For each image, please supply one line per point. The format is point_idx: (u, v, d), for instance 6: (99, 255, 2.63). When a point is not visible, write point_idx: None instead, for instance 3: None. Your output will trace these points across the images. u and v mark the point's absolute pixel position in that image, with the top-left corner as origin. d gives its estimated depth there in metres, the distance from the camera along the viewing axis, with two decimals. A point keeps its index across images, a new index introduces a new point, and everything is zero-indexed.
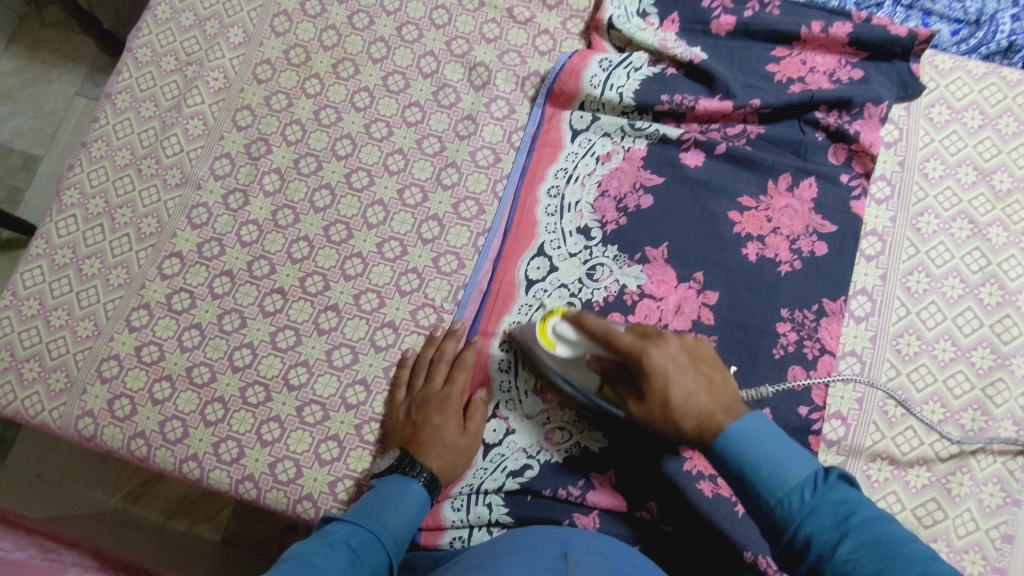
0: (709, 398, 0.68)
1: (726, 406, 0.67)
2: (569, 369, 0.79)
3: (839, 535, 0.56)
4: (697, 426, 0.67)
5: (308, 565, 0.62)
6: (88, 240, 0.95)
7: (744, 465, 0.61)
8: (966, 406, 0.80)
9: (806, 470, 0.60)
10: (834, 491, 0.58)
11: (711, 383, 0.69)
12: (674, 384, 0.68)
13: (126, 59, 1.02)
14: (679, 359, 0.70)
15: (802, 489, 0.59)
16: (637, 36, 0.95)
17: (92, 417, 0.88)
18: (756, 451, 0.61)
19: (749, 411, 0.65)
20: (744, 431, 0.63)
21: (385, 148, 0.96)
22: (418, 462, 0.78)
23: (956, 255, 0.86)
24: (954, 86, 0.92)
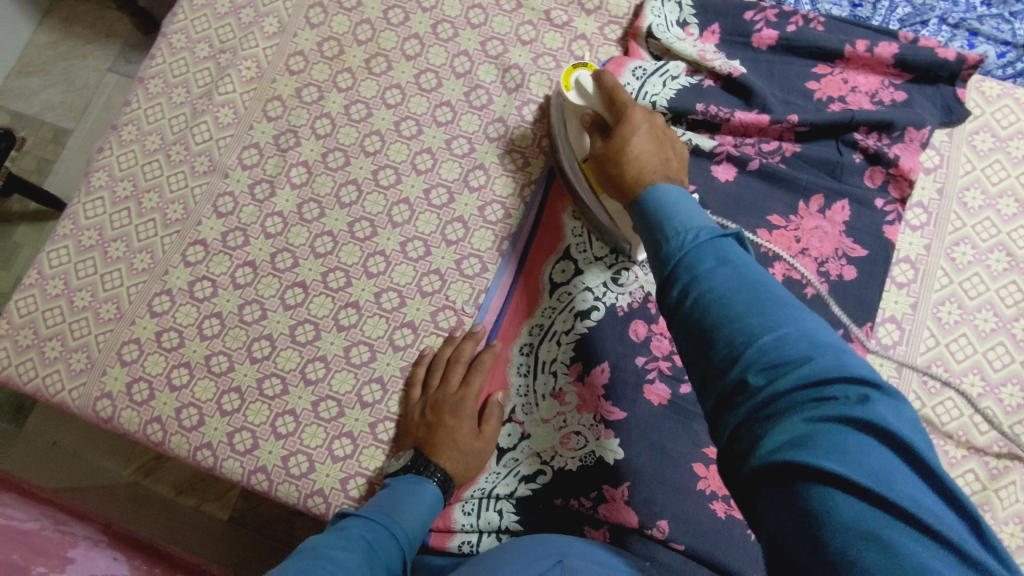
0: (648, 146, 0.74)
1: (664, 172, 0.71)
2: (572, 114, 0.87)
3: (715, 279, 0.53)
4: (630, 176, 0.71)
5: (326, 562, 0.65)
6: (115, 223, 0.95)
7: (666, 221, 0.59)
8: (991, 444, 0.79)
9: (711, 226, 0.58)
10: (725, 253, 0.55)
11: (661, 146, 0.75)
12: (627, 136, 0.74)
13: (160, 44, 1.02)
14: (644, 140, 0.74)
15: (701, 238, 0.57)
16: (676, 45, 0.93)
17: (110, 399, 0.89)
18: (681, 210, 0.60)
19: (685, 188, 0.64)
20: (668, 196, 0.62)
21: (414, 146, 0.96)
22: (433, 463, 0.79)
23: (991, 287, 0.83)
24: (1000, 114, 0.89)
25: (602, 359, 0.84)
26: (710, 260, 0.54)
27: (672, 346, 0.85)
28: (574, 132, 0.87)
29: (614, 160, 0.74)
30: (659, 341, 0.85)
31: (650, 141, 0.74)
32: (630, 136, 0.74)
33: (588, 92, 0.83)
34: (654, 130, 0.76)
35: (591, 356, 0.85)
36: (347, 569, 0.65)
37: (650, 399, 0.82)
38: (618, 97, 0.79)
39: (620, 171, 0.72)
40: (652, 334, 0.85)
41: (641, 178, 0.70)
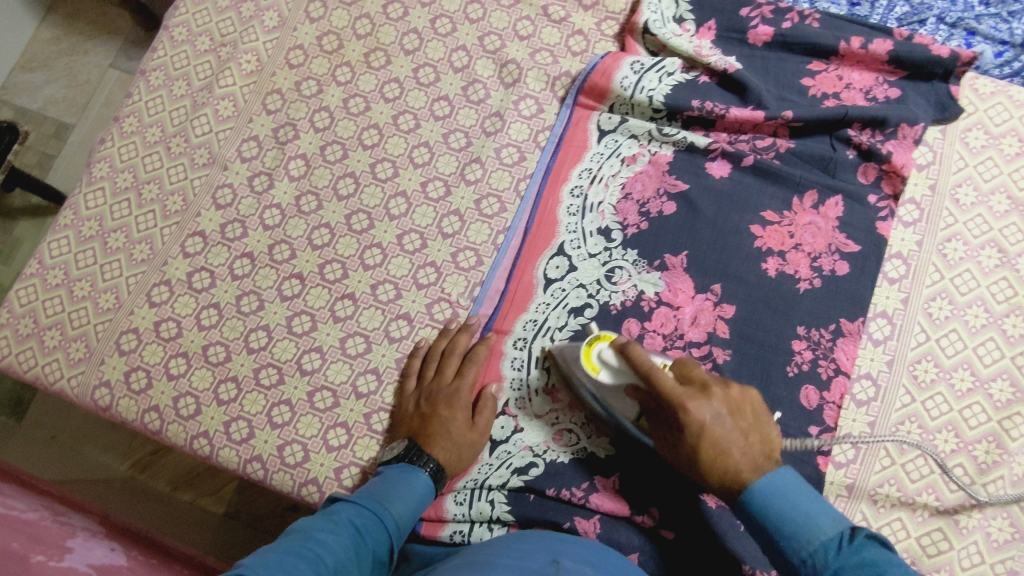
0: (743, 458, 0.67)
1: (755, 464, 0.67)
2: (581, 364, 0.80)
3: (835, 561, 0.60)
4: (708, 468, 0.68)
5: (312, 544, 0.65)
6: (115, 214, 0.96)
7: (768, 523, 0.63)
8: (980, 438, 0.79)
9: (831, 529, 0.62)
10: (855, 552, 0.59)
11: (750, 439, 0.68)
12: (705, 425, 0.68)
13: (162, 38, 1.03)
14: (725, 420, 0.69)
15: (826, 546, 0.61)
16: (672, 41, 0.94)
17: (108, 388, 0.90)
18: (789, 512, 0.63)
19: (778, 467, 0.67)
20: (768, 486, 0.64)
21: (412, 140, 0.96)
22: (425, 453, 0.79)
23: (982, 283, 0.84)
24: (994, 111, 0.90)
25: None
26: (834, 565, 0.60)
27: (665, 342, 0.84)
28: (593, 377, 0.79)
29: (692, 458, 0.69)
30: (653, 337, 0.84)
31: (756, 449, 0.68)
32: (706, 420, 0.68)
33: (614, 366, 0.74)
34: (738, 428, 0.69)
35: None
36: (332, 552, 0.66)
37: None
38: (664, 384, 0.69)
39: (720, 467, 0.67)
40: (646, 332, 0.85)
41: (741, 477, 0.66)
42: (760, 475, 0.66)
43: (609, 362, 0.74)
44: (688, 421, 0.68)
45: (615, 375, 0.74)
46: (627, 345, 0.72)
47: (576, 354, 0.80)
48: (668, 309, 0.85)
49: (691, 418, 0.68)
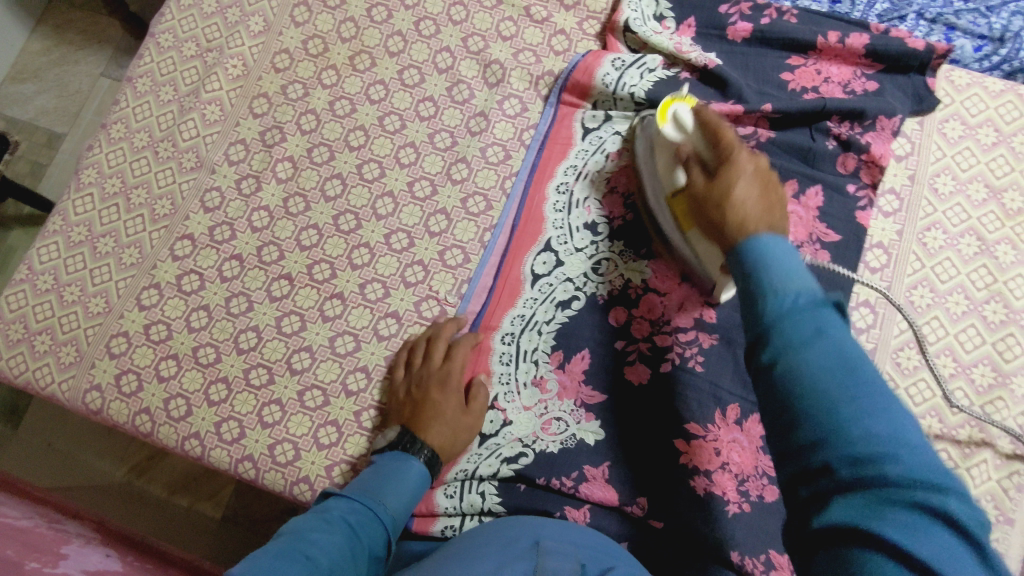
0: (757, 202, 0.60)
1: (770, 222, 0.58)
2: (664, 151, 0.80)
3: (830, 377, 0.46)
4: (715, 218, 0.62)
5: (305, 544, 0.64)
6: (104, 219, 0.97)
7: (769, 325, 0.50)
8: (963, 423, 0.80)
9: (812, 288, 0.50)
10: (821, 316, 0.48)
11: (774, 208, 0.60)
12: (732, 184, 0.62)
13: (148, 44, 1.04)
14: (751, 189, 0.61)
15: (815, 332, 0.47)
16: (652, 39, 0.95)
17: (99, 391, 0.90)
18: (781, 271, 0.52)
19: (783, 234, 0.57)
20: (762, 242, 0.55)
21: (398, 140, 0.97)
22: (419, 439, 0.79)
23: (962, 271, 0.85)
24: (970, 102, 0.91)
25: (582, 347, 0.86)
26: (797, 309, 0.49)
27: (652, 328, 0.85)
28: (666, 168, 0.80)
29: (713, 202, 0.63)
30: (640, 323, 0.86)
31: (756, 185, 0.62)
32: (742, 171, 0.63)
33: (684, 126, 0.76)
34: (765, 193, 0.62)
35: (572, 345, 0.86)
36: (327, 552, 0.64)
37: (631, 378, 0.84)
38: (723, 136, 0.68)
39: (721, 220, 0.61)
40: (633, 318, 0.86)
41: (744, 223, 0.58)
42: (771, 228, 0.57)
43: (682, 121, 0.76)
44: (723, 178, 0.64)
45: (687, 133, 0.75)
46: (700, 109, 0.73)
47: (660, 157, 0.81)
48: (654, 294, 0.86)
49: (733, 168, 0.64)
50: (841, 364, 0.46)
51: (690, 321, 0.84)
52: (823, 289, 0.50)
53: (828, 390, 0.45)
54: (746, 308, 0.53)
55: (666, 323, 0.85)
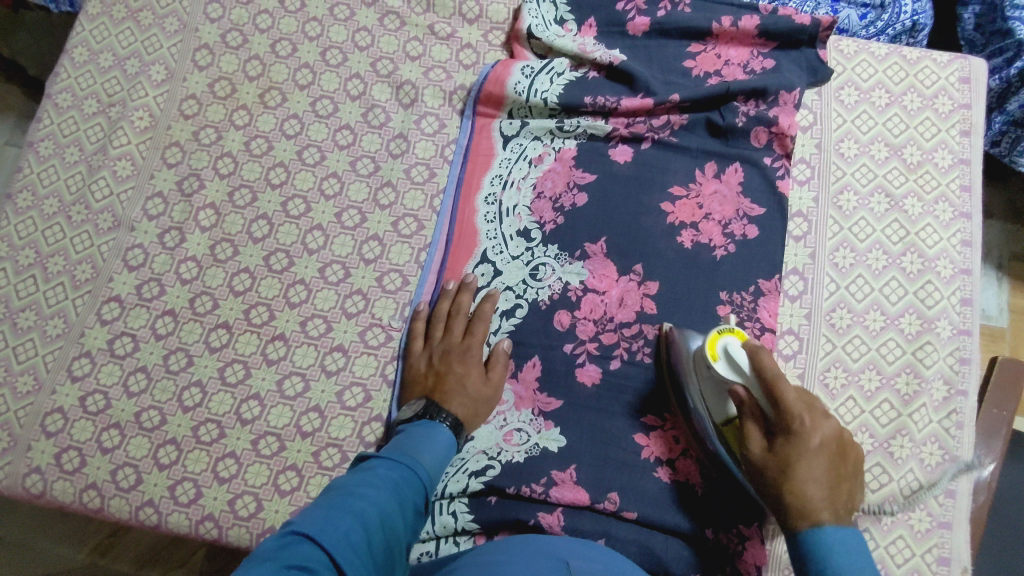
0: (828, 489, 0.67)
1: (836, 508, 0.66)
2: (706, 379, 0.77)
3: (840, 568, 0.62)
4: (783, 497, 0.67)
5: (355, 498, 0.64)
6: (21, 293, 0.93)
7: (816, 546, 0.64)
8: (900, 371, 0.84)
9: (871, 573, 0.62)
10: (867, 572, 0.61)
11: (839, 486, 0.67)
12: (805, 477, 0.67)
13: (45, 106, 1.01)
14: (820, 468, 0.68)
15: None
16: (557, 42, 0.97)
17: (40, 473, 0.86)
18: (837, 560, 0.63)
19: (851, 523, 0.66)
20: (823, 538, 0.64)
21: (320, 173, 0.96)
22: (444, 409, 0.79)
23: (877, 228, 0.90)
24: (860, 68, 0.96)
25: (532, 354, 0.87)
26: (855, 568, 0.62)
27: (596, 327, 0.87)
28: (714, 396, 0.77)
29: (770, 482, 0.69)
30: (585, 325, 0.87)
31: (831, 473, 0.68)
32: (815, 443, 0.69)
33: (743, 369, 0.74)
34: (846, 489, 0.68)
35: (522, 353, 0.87)
36: (375, 505, 0.64)
37: (584, 381, 0.85)
38: (782, 394, 0.71)
39: (785, 504, 0.67)
40: (577, 320, 0.87)
41: (807, 508, 0.66)
42: (835, 516, 0.66)
43: (738, 361, 0.74)
44: (789, 480, 0.67)
45: (745, 376, 0.74)
46: (756, 349, 0.74)
47: (706, 387, 0.77)
48: (594, 295, 0.88)
49: (797, 446, 0.69)
50: (865, 564, 0.62)
51: (632, 316, 0.86)
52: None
53: (849, 562, 0.62)
54: (796, 556, 0.66)
55: (610, 321, 0.86)
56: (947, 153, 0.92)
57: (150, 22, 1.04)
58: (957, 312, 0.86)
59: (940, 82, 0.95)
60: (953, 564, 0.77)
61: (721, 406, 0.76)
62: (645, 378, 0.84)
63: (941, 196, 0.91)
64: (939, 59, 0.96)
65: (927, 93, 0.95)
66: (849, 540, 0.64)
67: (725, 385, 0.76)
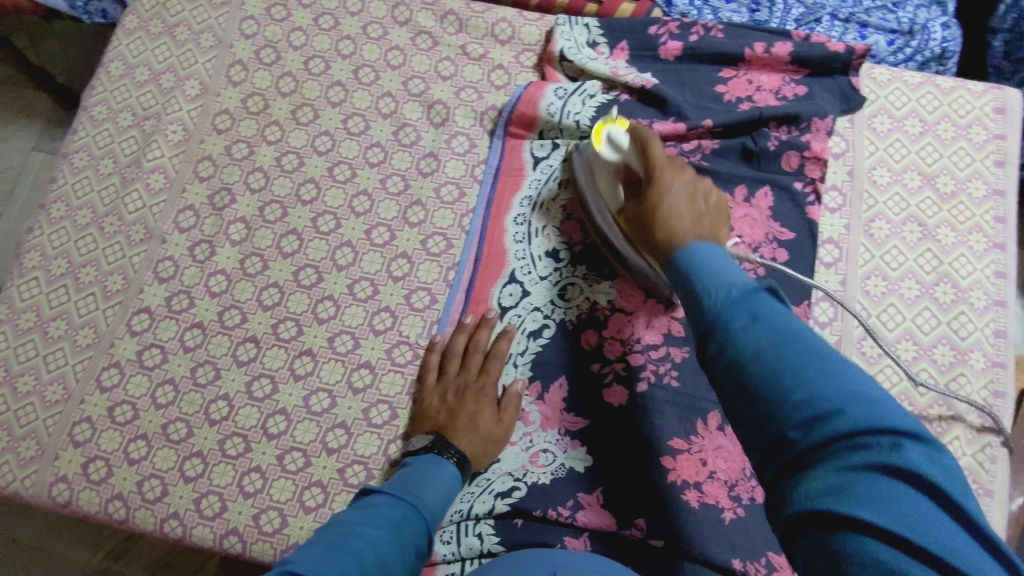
0: (690, 222, 0.69)
1: (698, 231, 0.68)
2: (602, 164, 0.85)
3: (752, 332, 0.52)
4: (653, 241, 0.71)
5: (352, 537, 0.64)
6: (53, 302, 0.94)
7: (689, 270, 0.60)
8: (932, 403, 0.83)
9: (741, 279, 0.57)
10: (755, 299, 0.54)
11: (704, 224, 0.70)
12: (665, 209, 0.71)
13: (81, 118, 1.02)
14: (682, 199, 0.72)
15: (757, 335, 0.51)
16: (589, 65, 0.98)
17: (66, 483, 0.86)
18: (711, 265, 0.59)
19: (712, 241, 0.65)
20: (701, 250, 0.62)
21: (350, 190, 0.97)
22: (451, 446, 0.80)
23: (909, 257, 0.89)
24: (893, 96, 0.96)
25: (559, 375, 0.86)
26: (746, 309, 0.54)
27: (624, 349, 0.86)
28: (606, 179, 0.84)
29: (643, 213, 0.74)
30: (612, 346, 0.86)
31: (686, 205, 0.72)
32: (668, 188, 0.73)
33: (622, 146, 0.79)
34: (710, 223, 0.71)
35: (549, 375, 0.87)
36: (374, 544, 0.64)
37: (611, 402, 0.84)
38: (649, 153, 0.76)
39: (654, 231, 0.71)
40: (604, 340, 0.87)
41: (672, 238, 0.68)
42: (700, 234, 0.67)
43: (617, 142, 0.80)
44: (651, 199, 0.73)
45: (625, 151, 0.79)
46: (640, 130, 0.77)
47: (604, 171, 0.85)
48: (622, 315, 0.87)
49: (658, 184, 0.74)
50: (784, 334, 0.51)
51: (659, 338, 0.86)
52: (755, 279, 0.56)
53: (809, 376, 0.47)
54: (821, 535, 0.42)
55: (637, 342, 0.86)
56: (982, 183, 0.92)
57: (186, 38, 1.05)
58: (992, 343, 0.85)
59: (974, 111, 0.95)
60: None
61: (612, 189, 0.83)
62: (672, 401, 0.83)
63: (975, 226, 0.90)
64: (974, 89, 0.96)
65: (961, 122, 0.95)
66: (844, 390, 0.46)
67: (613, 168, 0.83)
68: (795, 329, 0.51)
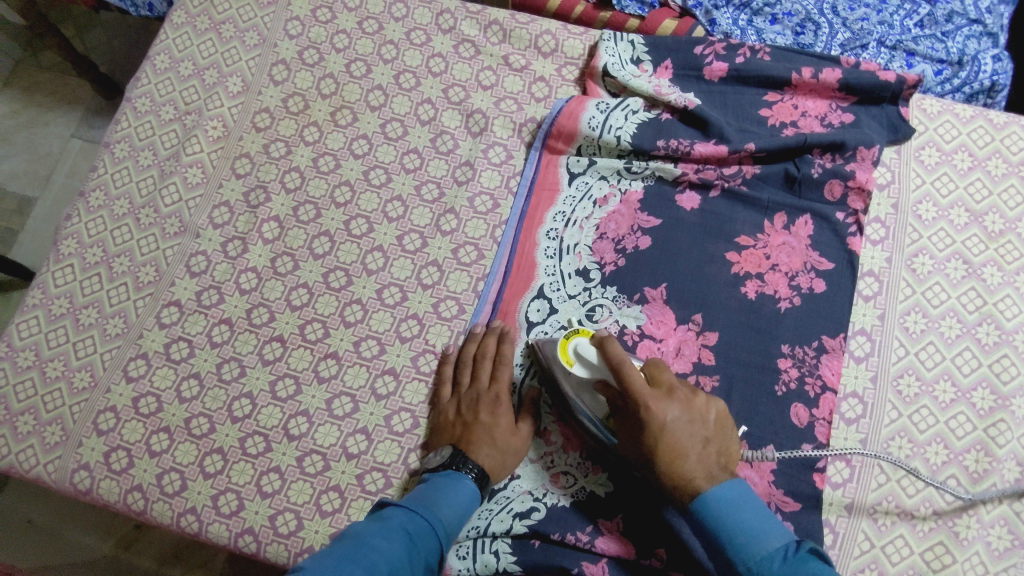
0: (699, 456, 0.70)
1: (711, 473, 0.69)
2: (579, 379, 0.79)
3: (771, 572, 0.61)
4: (670, 488, 0.70)
5: (366, 549, 0.63)
6: (86, 290, 0.94)
7: (722, 539, 0.64)
8: (969, 447, 0.81)
9: (779, 540, 0.64)
10: (799, 563, 0.61)
11: (709, 450, 0.71)
12: (683, 471, 0.69)
13: (125, 109, 1.03)
14: (682, 412, 0.71)
15: (773, 558, 0.62)
16: (632, 82, 0.97)
17: (87, 470, 0.86)
18: (739, 519, 0.65)
19: (729, 475, 0.69)
20: (719, 494, 0.67)
21: (385, 194, 0.97)
22: (468, 459, 0.78)
23: (952, 295, 0.87)
24: (943, 129, 0.94)
25: None
26: (777, 567, 0.61)
27: None
28: (583, 390, 0.79)
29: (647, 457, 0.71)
30: None
31: (699, 445, 0.70)
32: (667, 419, 0.70)
33: (592, 362, 0.74)
34: (716, 450, 0.72)
35: None
36: (387, 557, 0.64)
37: None
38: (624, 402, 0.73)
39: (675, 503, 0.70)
40: None
41: (690, 485, 0.69)
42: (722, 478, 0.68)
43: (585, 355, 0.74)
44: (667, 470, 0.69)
45: (596, 367, 0.74)
46: (603, 340, 0.73)
47: (577, 382, 0.79)
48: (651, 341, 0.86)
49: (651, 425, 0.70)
50: (790, 560, 0.61)
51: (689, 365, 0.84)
52: (794, 540, 0.64)
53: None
54: None
55: None
56: None
57: (232, 35, 1.06)
58: None
59: None
60: None
61: (592, 400, 0.79)
62: None
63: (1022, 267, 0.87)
64: None
65: (1012, 159, 0.92)
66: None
67: (590, 385, 0.78)
68: (810, 560, 0.61)
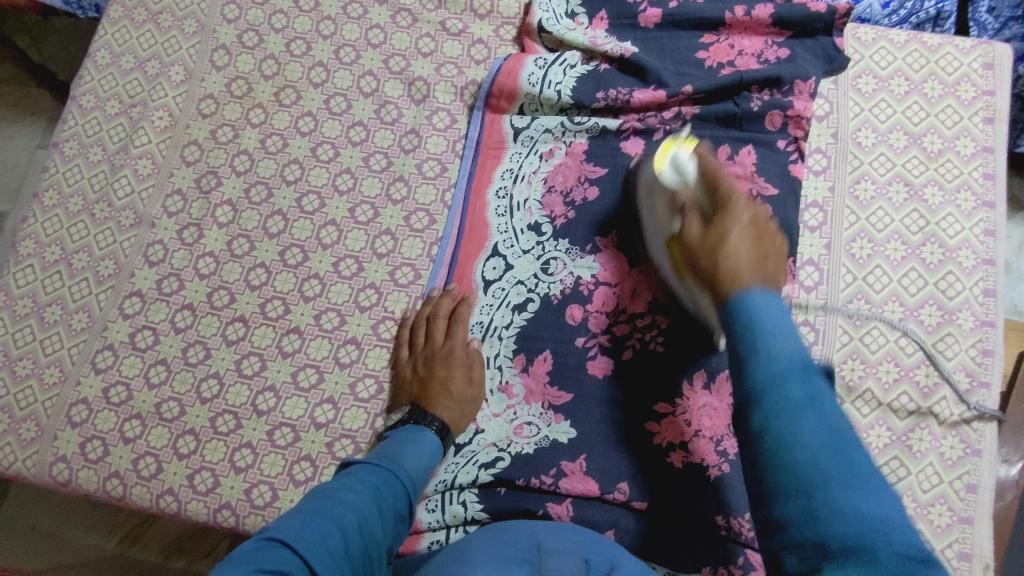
0: (755, 253, 0.60)
1: (762, 275, 0.59)
2: (664, 195, 0.78)
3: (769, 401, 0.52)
4: (709, 266, 0.62)
5: (332, 503, 0.66)
6: (48, 288, 0.96)
7: (745, 323, 0.56)
8: (919, 363, 0.82)
9: (798, 349, 0.54)
10: (812, 381, 0.53)
11: (766, 259, 0.61)
12: (731, 238, 0.61)
13: (70, 107, 1.03)
14: (744, 238, 0.61)
15: (788, 359, 0.53)
16: (567, 36, 0.97)
17: (65, 462, 0.88)
18: (761, 315, 0.56)
19: (776, 291, 0.58)
20: (753, 298, 0.57)
21: (333, 169, 0.98)
22: (428, 413, 0.82)
23: (896, 218, 0.88)
24: (878, 56, 0.95)
25: (543, 348, 0.86)
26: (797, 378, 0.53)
27: (609, 320, 0.86)
28: (666, 207, 0.77)
29: (703, 262, 0.63)
30: (596, 317, 0.86)
31: (748, 235, 0.62)
32: (742, 218, 0.63)
33: (688, 169, 0.73)
34: (774, 268, 0.61)
35: (533, 347, 0.87)
36: (353, 509, 0.67)
37: (594, 372, 0.84)
38: (722, 184, 0.67)
39: (713, 268, 0.61)
40: (588, 314, 0.87)
41: (736, 274, 0.59)
42: (763, 281, 0.58)
43: (684, 165, 0.74)
44: (714, 259, 0.61)
45: (691, 178, 0.72)
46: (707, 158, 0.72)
47: (660, 195, 0.79)
48: (606, 287, 0.87)
49: (726, 215, 0.64)
50: (832, 442, 0.50)
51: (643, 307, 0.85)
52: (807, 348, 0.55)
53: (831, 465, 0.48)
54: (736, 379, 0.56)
55: (621, 313, 0.86)
56: (970, 141, 0.90)
57: (170, 25, 1.06)
58: (980, 302, 0.84)
59: (962, 68, 0.94)
60: (975, 559, 0.75)
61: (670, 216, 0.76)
62: None
63: (963, 184, 0.89)
64: (962, 46, 0.95)
65: (948, 80, 0.93)
66: (829, 424, 0.50)
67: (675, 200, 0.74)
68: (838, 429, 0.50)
